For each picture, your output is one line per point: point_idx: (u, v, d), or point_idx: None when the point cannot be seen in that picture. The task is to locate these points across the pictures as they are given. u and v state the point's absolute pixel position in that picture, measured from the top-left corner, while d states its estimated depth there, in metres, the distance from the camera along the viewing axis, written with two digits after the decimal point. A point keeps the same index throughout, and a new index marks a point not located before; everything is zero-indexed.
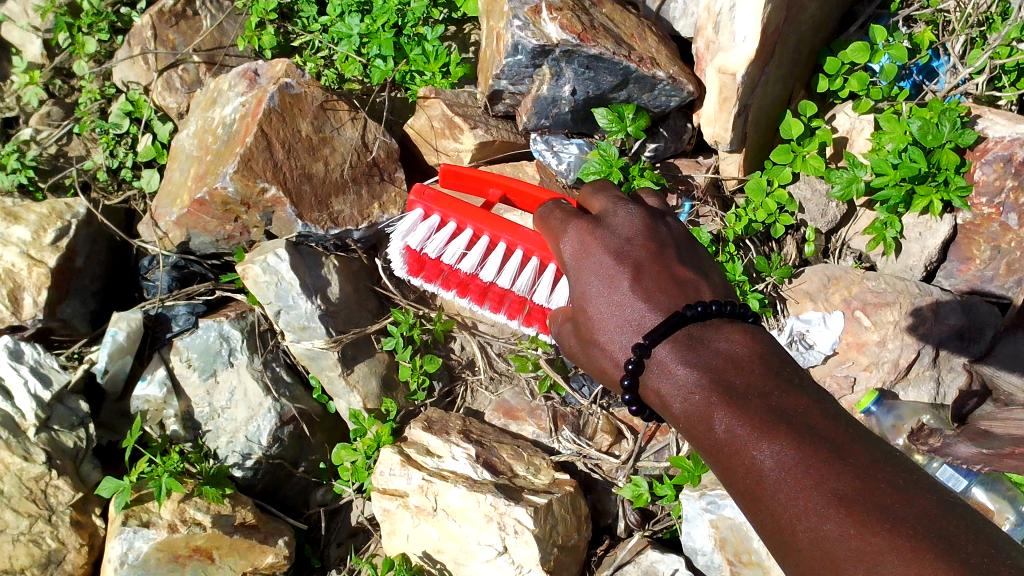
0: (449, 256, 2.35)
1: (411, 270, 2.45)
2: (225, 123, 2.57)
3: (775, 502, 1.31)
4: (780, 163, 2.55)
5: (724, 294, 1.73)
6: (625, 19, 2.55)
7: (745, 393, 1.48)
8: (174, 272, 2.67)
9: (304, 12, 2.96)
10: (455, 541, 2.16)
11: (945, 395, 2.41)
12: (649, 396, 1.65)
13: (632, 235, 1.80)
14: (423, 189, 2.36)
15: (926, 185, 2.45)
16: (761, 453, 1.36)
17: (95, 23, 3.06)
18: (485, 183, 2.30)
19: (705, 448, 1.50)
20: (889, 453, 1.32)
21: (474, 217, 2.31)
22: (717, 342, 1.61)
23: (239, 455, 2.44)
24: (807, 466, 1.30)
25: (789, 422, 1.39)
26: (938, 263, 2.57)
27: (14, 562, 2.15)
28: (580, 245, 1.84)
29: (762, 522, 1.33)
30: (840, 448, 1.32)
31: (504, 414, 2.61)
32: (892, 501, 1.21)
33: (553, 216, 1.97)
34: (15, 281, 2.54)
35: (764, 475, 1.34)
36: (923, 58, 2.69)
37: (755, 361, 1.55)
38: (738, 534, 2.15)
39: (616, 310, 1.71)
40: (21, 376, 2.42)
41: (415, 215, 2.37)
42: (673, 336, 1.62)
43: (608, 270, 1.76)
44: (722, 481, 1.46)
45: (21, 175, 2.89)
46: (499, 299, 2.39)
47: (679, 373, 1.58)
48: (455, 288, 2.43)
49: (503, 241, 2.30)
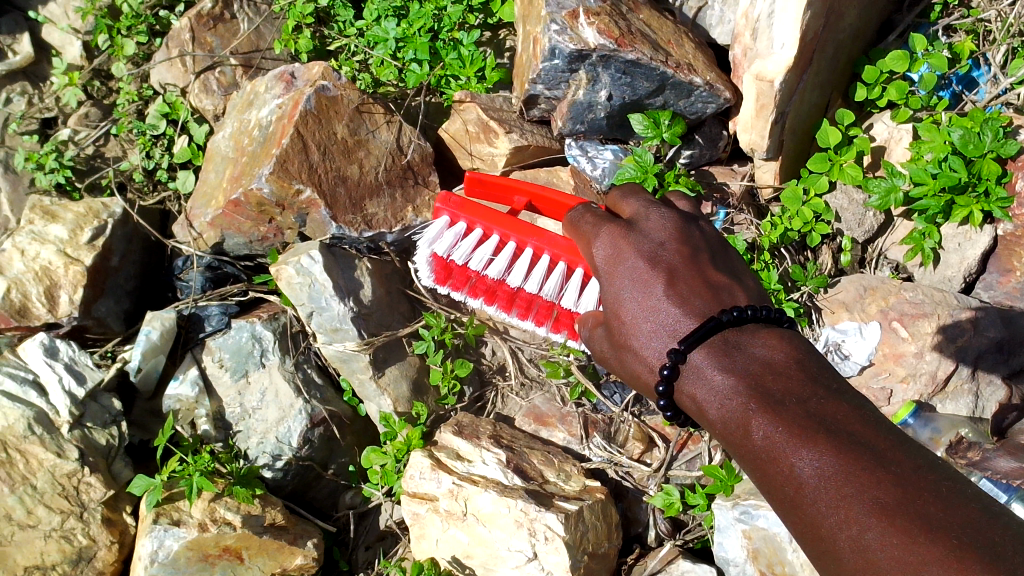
0: (477, 263, 2.32)
1: (437, 279, 2.40)
2: (261, 124, 2.58)
3: (814, 511, 1.29)
4: (817, 171, 2.53)
5: (758, 299, 1.72)
6: (663, 26, 2.54)
7: (782, 399, 1.46)
8: (208, 272, 2.68)
9: (341, 16, 2.98)
10: (484, 546, 2.15)
11: (984, 409, 2.36)
12: (685, 402, 1.63)
13: (665, 240, 1.78)
14: (449, 196, 2.37)
15: (966, 195, 2.41)
16: (800, 460, 1.34)
17: (135, 26, 3.08)
18: (511, 191, 2.31)
19: (742, 454, 1.48)
20: (932, 461, 1.30)
21: (500, 223, 2.32)
22: (754, 347, 1.59)
23: (270, 456, 2.44)
24: (847, 473, 1.28)
25: (828, 429, 1.37)
26: (977, 274, 2.54)
27: (46, 558, 2.17)
28: (613, 250, 1.81)
29: (802, 529, 1.32)
30: (881, 455, 1.29)
31: (534, 420, 2.59)
32: (936, 510, 1.19)
33: (583, 221, 1.96)
34: (52, 278, 2.58)
35: (803, 483, 1.32)
36: (963, 67, 2.65)
37: (792, 366, 1.53)
38: (772, 545, 2.11)
39: (649, 315, 1.69)
40: (55, 372, 2.44)
41: (442, 222, 2.36)
42: (708, 342, 1.60)
43: (640, 274, 1.73)
44: (760, 488, 1.44)
45: (59, 175, 2.96)
46: (526, 305, 2.36)
47: (714, 378, 1.57)
48: (482, 295, 2.39)
49: (530, 246, 2.31)
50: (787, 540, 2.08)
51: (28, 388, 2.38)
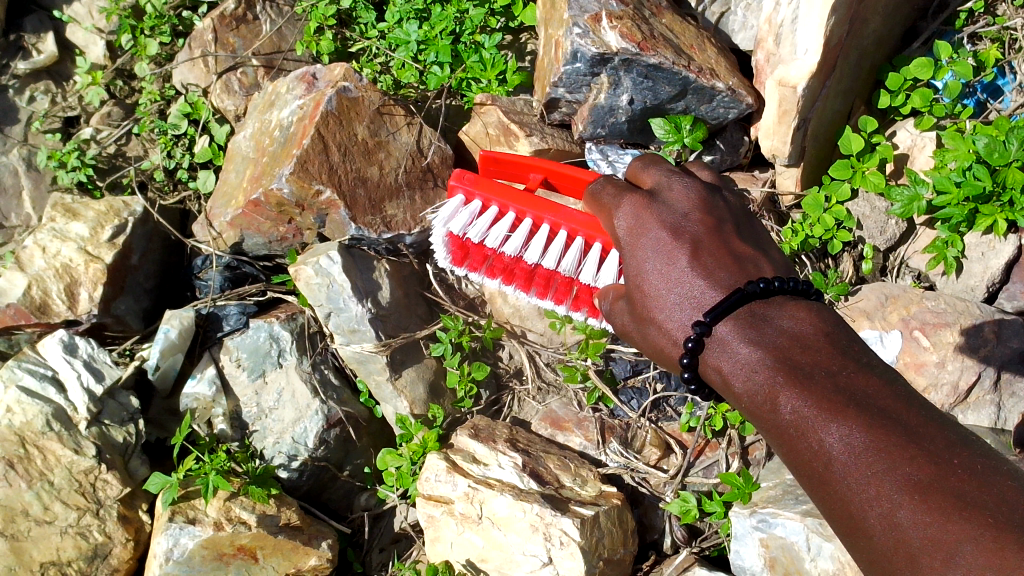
0: (493, 240, 2.26)
1: (454, 260, 2.35)
2: (282, 125, 2.59)
3: (844, 487, 1.28)
4: (839, 178, 2.52)
5: (785, 270, 1.71)
6: (685, 30, 2.53)
7: (811, 372, 1.44)
8: (227, 272, 2.69)
9: (362, 19, 2.97)
10: (500, 550, 2.14)
11: (1006, 421, 2.33)
12: (710, 374, 1.62)
13: (689, 210, 1.76)
14: (463, 173, 2.31)
15: (990, 204, 2.38)
16: (829, 435, 1.33)
17: (158, 26, 3.08)
18: (526, 168, 2.27)
19: (769, 428, 1.47)
20: (965, 437, 1.28)
21: (515, 199, 2.26)
22: (781, 320, 1.57)
23: (285, 456, 2.44)
24: (878, 448, 1.27)
25: (858, 402, 1.35)
26: (1001, 284, 2.50)
27: (61, 555, 2.17)
28: (635, 221, 1.79)
29: (830, 505, 1.31)
30: (912, 429, 1.28)
31: (551, 424, 2.58)
32: (970, 488, 1.18)
33: (605, 192, 1.92)
34: (72, 276, 2.60)
35: (832, 458, 1.31)
36: (988, 75, 2.63)
37: (821, 339, 1.51)
38: (790, 554, 2.08)
39: (675, 286, 1.68)
40: (74, 370, 2.44)
41: (457, 201, 2.30)
42: (734, 314, 1.59)
43: (665, 245, 1.71)
44: (786, 462, 1.43)
45: (80, 173, 2.99)
46: (545, 284, 2.31)
47: (740, 350, 1.55)
48: (500, 275, 2.34)
49: (547, 222, 2.25)
50: (805, 549, 2.05)
51: (47, 385, 2.39)
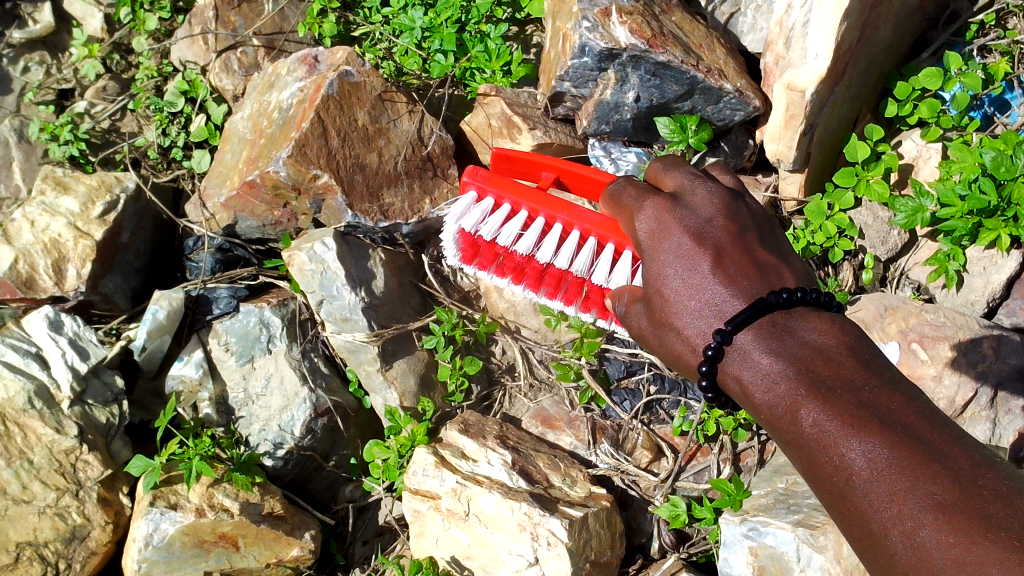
0: (504, 239, 2.21)
1: (464, 257, 2.30)
2: (281, 107, 2.54)
3: (866, 504, 1.29)
4: (842, 186, 2.49)
5: (807, 281, 1.68)
6: (694, 29, 2.49)
7: (833, 385, 1.44)
8: (218, 254, 2.64)
9: (367, 3, 2.94)
10: (485, 549, 2.11)
11: (1001, 438, 2.29)
12: (727, 383, 1.60)
13: (713, 216, 1.73)
14: (476, 170, 2.26)
15: (994, 218, 2.35)
16: (850, 451, 1.33)
17: (158, 1, 3.04)
18: (538, 166, 2.23)
19: (789, 440, 1.46)
20: (991, 459, 1.28)
21: (528, 197, 2.22)
22: (803, 332, 1.56)
23: (271, 444, 2.40)
24: (900, 466, 1.27)
25: (883, 419, 1.35)
26: (1000, 300, 2.47)
27: (38, 535, 2.14)
28: (657, 225, 1.75)
29: (851, 521, 1.32)
30: (937, 450, 1.28)
31: (542, 422, 2.54)
32: (997, 510, 1.18)
33: (625, 194, 1.88)
34: (60, 251, 2.55)
35: (854, 474, 1.32)
36: (997, 89, 2.59)
37: (844, 353, 1.50)
38: (779, 564, 2.04)
39: (695, 293, 1.65)
40: (59, 347, 2.40)
41: (469, 197, 2.25)
42: (756, 324, 1.57)
43: (688, 251, 1.68)
44: (805, 475, 1.43)
45: (72, 147, 2.93)
46: (555, 283, 2.27)
47: (762, 361, 1.54)
48: (510, 274, 2.30)
49: (559, 222, 2.21)
50: (795, 559, 2.01)
51: (31, 361, 2.35)
